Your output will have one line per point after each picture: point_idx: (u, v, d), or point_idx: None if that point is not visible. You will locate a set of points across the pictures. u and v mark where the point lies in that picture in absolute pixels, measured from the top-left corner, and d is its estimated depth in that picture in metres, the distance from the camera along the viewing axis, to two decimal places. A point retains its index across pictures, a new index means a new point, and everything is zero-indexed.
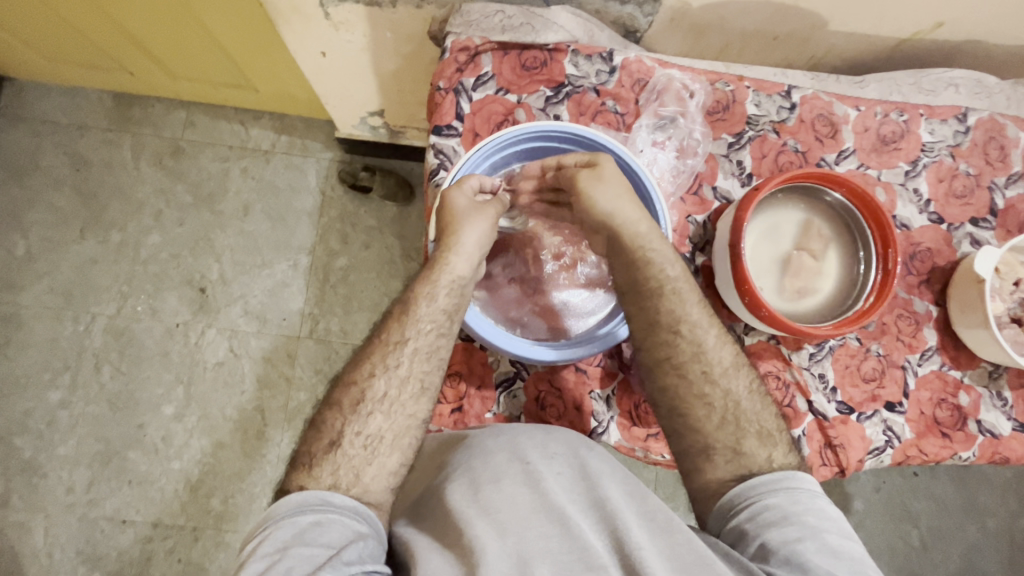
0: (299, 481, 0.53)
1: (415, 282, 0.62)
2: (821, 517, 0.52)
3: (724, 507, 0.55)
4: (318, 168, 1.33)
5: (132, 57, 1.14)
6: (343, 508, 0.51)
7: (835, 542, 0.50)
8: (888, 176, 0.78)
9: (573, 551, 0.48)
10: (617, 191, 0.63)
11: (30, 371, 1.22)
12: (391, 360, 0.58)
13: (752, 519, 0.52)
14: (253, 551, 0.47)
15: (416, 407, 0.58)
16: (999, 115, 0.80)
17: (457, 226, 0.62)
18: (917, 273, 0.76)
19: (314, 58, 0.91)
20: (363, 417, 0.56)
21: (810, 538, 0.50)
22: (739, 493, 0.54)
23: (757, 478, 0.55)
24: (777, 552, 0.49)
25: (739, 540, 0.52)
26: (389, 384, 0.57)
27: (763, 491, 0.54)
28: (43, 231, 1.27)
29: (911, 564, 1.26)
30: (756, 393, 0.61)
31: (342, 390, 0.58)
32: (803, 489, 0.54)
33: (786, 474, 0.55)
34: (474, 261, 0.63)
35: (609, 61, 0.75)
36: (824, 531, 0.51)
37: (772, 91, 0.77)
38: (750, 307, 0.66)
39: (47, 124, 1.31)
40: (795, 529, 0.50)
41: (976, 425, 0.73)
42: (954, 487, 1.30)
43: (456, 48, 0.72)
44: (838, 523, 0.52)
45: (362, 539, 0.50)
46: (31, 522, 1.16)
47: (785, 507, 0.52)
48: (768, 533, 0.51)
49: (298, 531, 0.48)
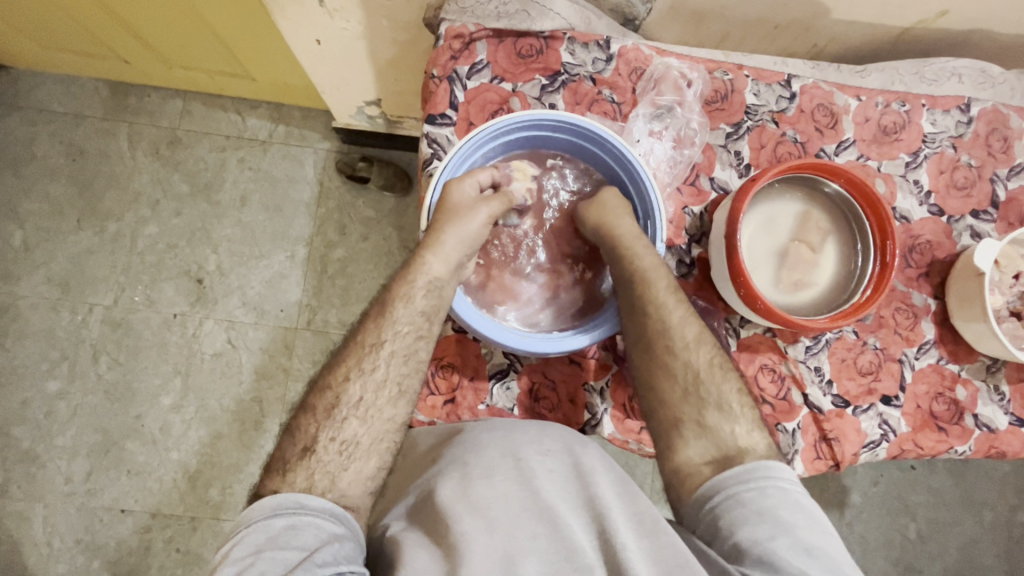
0: (273, 486, 0.53)
1: (395, 281, 0.62)
2: (795, 512, 0.51)
3: (699, 500, 0.54)
4: (316, 158, 1.32)
5: (127, 45, 1.13)
6: (319, 511, 0.51)
7: (807, 536, 0.50)
8: (889, 167, 0.76)
9: (560, 551, 0.49)
10: (619, 211, 0.67)
11: (28, 362, 1.22)
12: (367, 363, 0.58)
13: (726, 517, 0.52)
14: (225, 556, 0.48)
15: (394, 411, 0.58)
16: (1002, 106, 0.79)
17: (443, 224, 0.62)
18: (916, 265, 0.75)
19: (309, 45, 0.89)
20: (337, 423, 0.56)
21: (783, 535, 0.49)
22: (712, 489, 0.53)
23: (729, 471, 0.54)
24: (750, 553, 0.49)
25: (714, 537, 0.52)
26: (364, 389, 0.57)
27: (735, 485, 0.53)
28: (40, 221, 1.26)
29: (907, 556, 1.26)
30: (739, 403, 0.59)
31: (316, 394, 0.58)
32: (775, 480, 0.53)
33: (758, 467, 0.53)
34: (450, 263, 0.62)
35: (606, 49, 0.74)
36: (797, 527, 0.50)
37: (772, 80, 0.76)
38: (745, 299, 0.65)
39: (43, 113, 1.30)
40: (767, 526, 0.50)
41: (973, 419, 0.73)
42: (952, 480, 1.30)
43: (450, 35, 0.71)
44: (809, 513, 0.51)
45: (337, 541, 0.50)
46: (30, 511, 1.17)
47: (758, 503, 0.51)
48: (739, 532, 0.50)
49: (271, 535, 0.48)
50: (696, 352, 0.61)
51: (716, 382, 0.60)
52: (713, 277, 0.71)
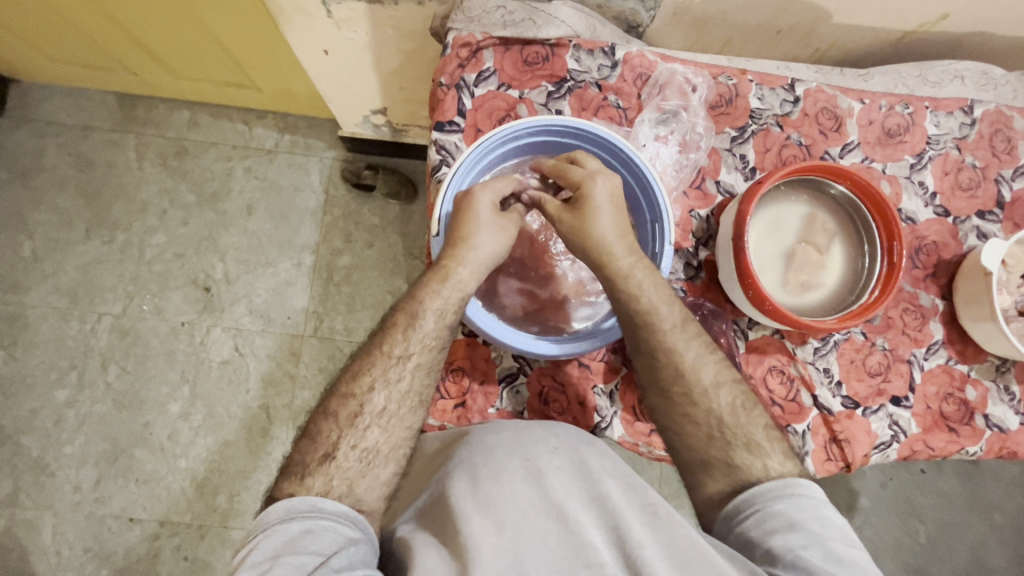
0: (290, 489, 0.53)
1: (420, 289, 0.62)
2: (826, 524, 0.51)
3: (729, 513, 0.55)
4: (321, 167, 1.33)
5: (136, 57, 1.15)
6: (333, 514, 0.52)
7: (840, 549, 0.50)
8: (893, 169, 0.77)
9: (571, 548, 0.49)
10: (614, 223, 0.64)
11: (37, 371, 1.23)
12: (392, 374, 0.59)
13: (757, 526, 0.53)
14: (244, 560, 0.48)
15: (413, 419, 0.59)
16: (1005, 108, 0.79)
17: (472, 235, 0.62)
18: (922, 266, 0.76)
19: (316, 55, 0.91)
20: (360, 431, 0.57)
21: (815, 546, 0.50)
22: (744, 500, 0.55)
23: (761, 484, 0.55)
24: (783, 559, 0.49)
25: (745, 548, 0.52)
26: (389, 399, 0.58)
27: (768, 497, 0.54)
28: (49, 231, 1.28)
29: (918, 560, 1.25)
30: (743, 408, 0.61)
31: (339, 401, 0.58)
32: (807, 495, 0.54)
33: (790, 481, 0.55)
34: (480, 272, 0.63)
35: (611, 56, 0.75)
36: (829, 539, 0.50)
37: (775, 84, 0.76)
38: (753, 301, 0.65)
39: (53, 125, 1.32)
40: (799, 535, 0.50)
41: (983, 419, 0.73)
42: (961, 483, 1.29)
43: (457, 43, 0.72)
44: (842, 530, 0.52)
45: (353, 544, 0.51)
46: (39, 520, 1.17)
47: (790, 514, 0.52)
48: (772, 540, 0.51)
49: (288, 539, 0.49)
50: (702, 354, 0.62)
51: (721, 381, 0.61)
52: (721, 279, 0.72)
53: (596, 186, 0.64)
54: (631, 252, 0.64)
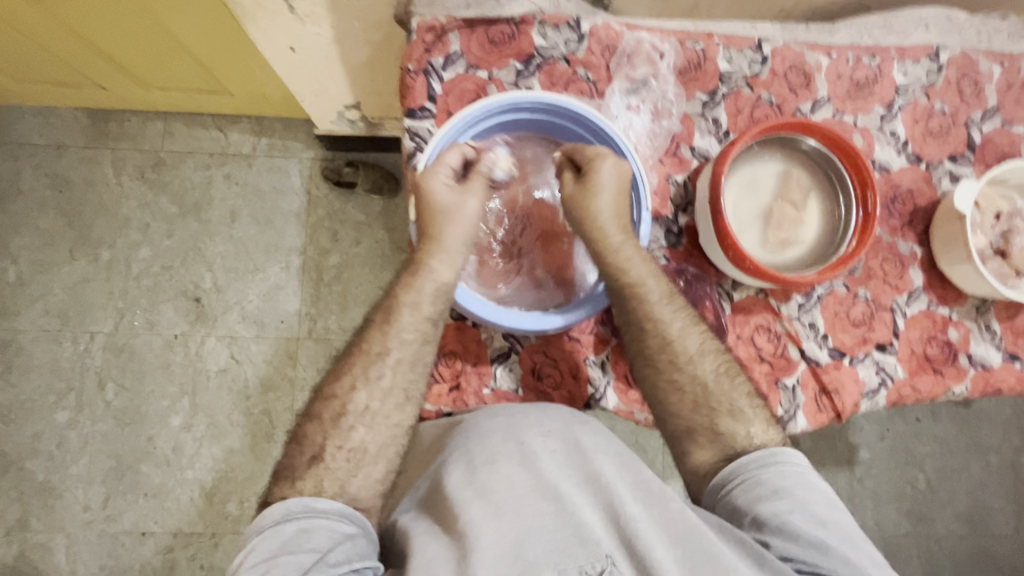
0: (282, 493, 0.55)
1: (399, 287, 0.62)
2: (809, 489, 0.56)
3: (716, 483, 0.58)
4: (301, 168, 1.33)
5: (102, 71, 1.13)
6: (329, 512, 0.53)
7: (823, 513, 0.54)
8: (865, 121, 0.78)
9: (567, 528, 0.51)
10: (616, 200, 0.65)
11: (35, 395, 1.23)
12: (373, 372, 0.60)
13: (743, 495, 0.56)
14: (242, 563, 0.50)
15: (402, 416, 0.60)
16: (971, 52, 0.80)
17: (442, 228, 0.63)
18: (899, 215, 0.77)
19: (284, 54, 0.90)
20: (345, 432, 0.58)
21: (800, 511, 0.54)
22: (730, 471, 0.58)
23: (747, 455, 0.58)
24: (769, 525, 0.53)
25: (732, 516, 0.56)
26: (370, 397, 0.59)
27: (754, 467, 0.57)
28: (32, 254, 1.27)
29: (919, 506, 1.29)
30: (723, 375, 0.62)
31: (322, 403, 0.60)
32: (792, 463, 0.57)
33: (774, 451, 0.58)
34: (455, 260, 0.63)
35: (577, 29, 0.74)
36: (812, 503, 0.55)
37: (742, 45, 0.77)
38: (734, 261, 0.66)
39: (25, 146, 1.30)
40: (785, 503, 0.54)
41: (967, 359, 0.74)
42: (956, 428, 1.31)
43: (422, 28, 0.71)
44: (823, 494, 0.56)
45: (350, 539, 0.52)
46: (52, 542, 1.18)
47: (775, 482, 0.56)
48: (758, 508, 0.54)
49: (284, 540, 0.50)
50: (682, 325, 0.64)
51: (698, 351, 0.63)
52: (702, 244, 0.72)
53: (606, 165, 0.64)
54: (625, 232, 0.65)
